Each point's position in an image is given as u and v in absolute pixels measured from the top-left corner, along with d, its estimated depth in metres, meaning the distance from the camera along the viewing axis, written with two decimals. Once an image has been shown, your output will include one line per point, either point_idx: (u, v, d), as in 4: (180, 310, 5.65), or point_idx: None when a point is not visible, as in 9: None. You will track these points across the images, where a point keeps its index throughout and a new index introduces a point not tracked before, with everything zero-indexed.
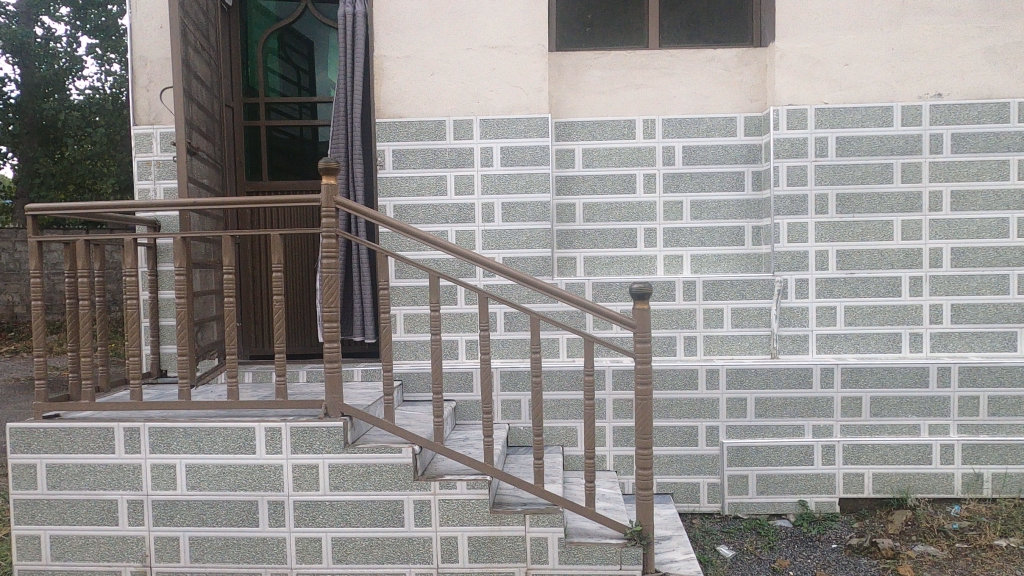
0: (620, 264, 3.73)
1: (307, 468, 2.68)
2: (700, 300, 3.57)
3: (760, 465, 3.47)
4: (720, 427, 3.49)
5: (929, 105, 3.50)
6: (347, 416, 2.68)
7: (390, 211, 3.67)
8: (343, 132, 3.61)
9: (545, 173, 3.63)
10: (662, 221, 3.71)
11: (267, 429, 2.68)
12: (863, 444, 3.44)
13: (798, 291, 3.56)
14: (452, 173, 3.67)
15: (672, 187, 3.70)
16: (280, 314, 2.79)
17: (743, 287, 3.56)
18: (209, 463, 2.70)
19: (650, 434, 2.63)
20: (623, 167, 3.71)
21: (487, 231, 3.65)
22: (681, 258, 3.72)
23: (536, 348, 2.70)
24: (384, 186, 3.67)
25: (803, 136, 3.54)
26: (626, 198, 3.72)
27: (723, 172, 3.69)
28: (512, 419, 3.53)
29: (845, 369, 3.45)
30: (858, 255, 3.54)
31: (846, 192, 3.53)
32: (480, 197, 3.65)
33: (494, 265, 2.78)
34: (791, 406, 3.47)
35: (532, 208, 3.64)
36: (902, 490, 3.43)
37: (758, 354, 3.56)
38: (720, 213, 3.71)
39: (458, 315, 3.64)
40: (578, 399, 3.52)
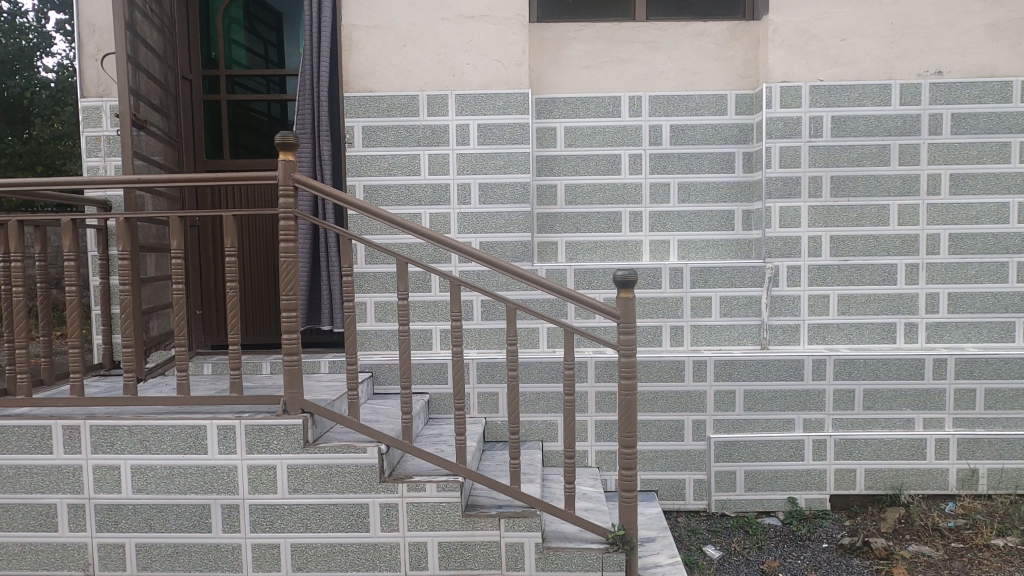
0: (604, 250, 3.53)
1: (264, 470, 2.47)
2: (688, 287, 3.40)
3: (749, 461, 3.32)
4: (707, 421, 3.32)
5: (929, 83, 3.32)
6: (307, 413, 2.48)
7: (360, 192, 3.45)
8: (309, 107, 3.37)
9: (525, 153, 3.42)
10: (648, 204, 3.52)
11: (220, 428, 2.47)
12: (857, 439, 3.29)
13: (790, 279, 3.38)
14: (426, 152, 3.44)
15: (659, 168, 3.50)
16: (235, 306, 2.55)
17: (733, 275, 3.38)
18: (156, 464, 2.48)
19: (634, 433, 2.44)
20: (607, 147, 3.50)
21: (462, 214, 3.44)
22: (668, 244, 3.53)
23: (513, 340, 2.50)
24: (353, 165, 3.44)
25: (797, 116, 3.35)
26: (610, 179, 3.52)
27: (713, 153, 3.49)
28: (489, 413, 3.34)
29: (838, 360, 3.30)
30: (853, 241, 3.37)
31: (841, 175, 3.36)
32: (456, 178, 3.44)
33: (468, 250, 2.57)
34: (782, 400, 3.32)
35: (511, 190, 3.43)
36: (895, 486, 3.29)
37: (747, 345, 3.39)
38: (709, 196, 3.52)
39: (432, 303, 3.44)
40: (558, 392, 3.33)
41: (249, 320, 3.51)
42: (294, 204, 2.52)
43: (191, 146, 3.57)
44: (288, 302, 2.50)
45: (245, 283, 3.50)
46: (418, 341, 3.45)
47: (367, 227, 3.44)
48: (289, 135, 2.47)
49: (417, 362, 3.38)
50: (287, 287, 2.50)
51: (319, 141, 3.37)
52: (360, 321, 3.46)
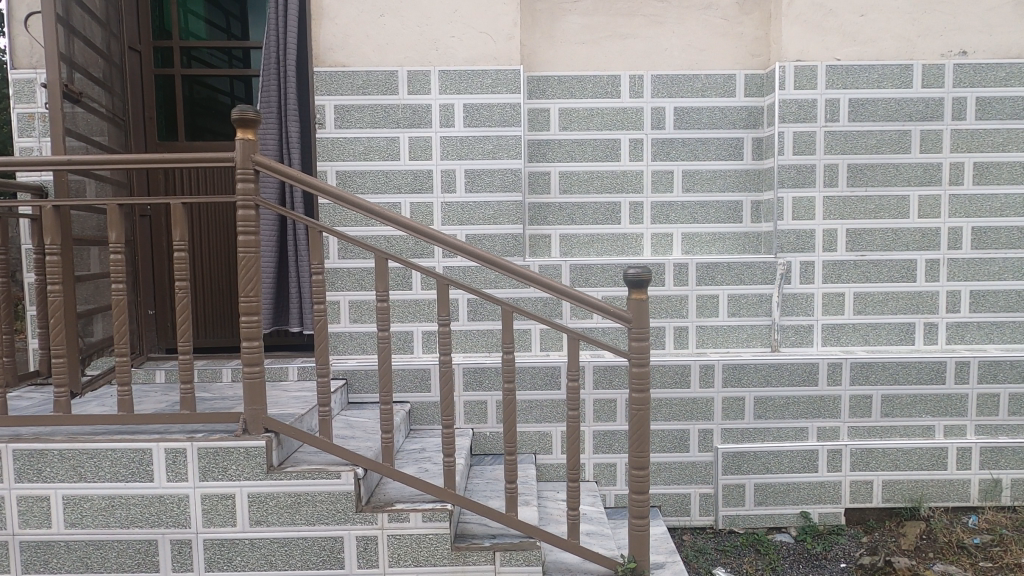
0: (601, 244, 3.24)
1: (220, 500, 2.13)
2: (693, 285, 3.12)
3: (759, 472, 3.06)
4: (715, 430, 3.06)
5: (952, 64, 3.07)
6: (271, 433, 2.16)
7: (332, 178, 3.10)
8: (275, 83, 3.00)
9: (516, 137, 3.10)
10: (650, 194, 3.22)
11: (168, 452, 2.12)
12: (873, 449, 3.06)
13: (803, 275, 3.12)
14: (406, 134, 3.10)
15: (662, 154, 3.20)
16: (186, 311, 2.18)
17: (741, 271, 3.11)
18: (93, 494, 2.13)
19: (646, 452, 2.16)
20: (605, 131, 3.19)
21: (447, 204, 3.12)
22: (671, 237, 3.24)
23: (510, 348, 2.18)
24: (325, 149, 3.09)
25: (812, 98, 3.07)
26: (609, 166, 3.21)
27: (720, 139, 3.21)
28: (477, 423, 3.04)
29: (855, 364, 3.05)
30: (870, 234, 3.12)
31: (858, 163, 3.10)
32: (439, 164, 3.10)
33: (456, 243, 2.23)
34: (795, 407, 3.06)
35: (500, 178, 3.11)
36: (914, 499, 3.06)
37: (756, 348, 3.13)
38: (716, 185, 3.23)
39: (413, 303, 3.13)
40: (553, 400, 3.04)
41: (206, 322, 3.17)
42: (255, 190, 2.16)
43: (141, 126, 3.18)
44: (247, 305, 2.14)
45: (200, 282, 3.15)
46: (398, 344, 3.12)
47: (341, 218, 3.09)
48: (248, 109, 2.10)
49: (397, 368, 3.05)
50: (245, 287, 2.14)
51: (288, 122, 3.02)
52: (334, 322, 3.12)
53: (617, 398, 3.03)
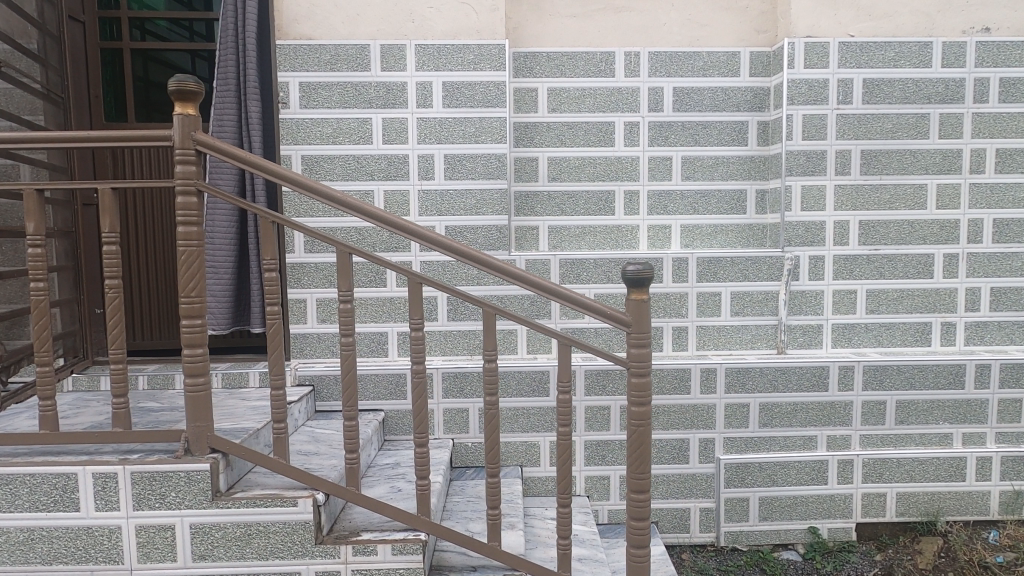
0: (593, 236, 2.97)
1: (158, 532, 1.85)
2: (693, 281, 2.86)
3: (764, 485, 2.82)
4: (717, 440, 2.81)
5: (975, 41, 2.82)
6: (218, 453, 1.88)
7: (297, 163, 2.81)
8: (233, 56, 2.69)
9: (501, 119, 2.82)
10: (647, 182, 2.96)
11: (97, 477, 1.83)
12: (887, 459, 2.82)
13: (812, 271, 2.88)
14: (379, 115, 2.80)
15: (660, 139, 2.94)
16: (117, 314, 1.89)
17: (746, 266, 2.86)
18: (10, 526, 1.84)
19: (646, 474, 1.90)
20: (598, 113, 2.92)
21: (424, 192, 2.83)
22: (669, 229, 2.98)
23: (492, 356, 1.90)
24: (289, 130, 2.79)
25: (824, 78, 2.82)
26: (602, 152, 2.94)
27: (722, 122, 2.95)
28: (457, 433, 2.78)
29: (868, 367, 2.81)
30: (884, 227, 2.88)
31: (872, 149, 2.85)
32: (416, 148, 2.82)
33: (432, 236, 1.95)
34: (803, 414, 2.82)
35: (483, 164, 2.83)
36: (931, 512, 2.83)
37: (762, 350, 2.89)
38: (718, 173, 2.97)
39: (387, 301, 2.85)
40: (540, 407, 2.78)
41: (159, 321, 2.89)
42: (197, 174, 1.86)
43: (85, 105, 2.87)
44: (188, 306, 1.85)
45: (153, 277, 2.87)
46: (371, 346, 2.85)
47: (307, 208, 2.81)
48: (188, 81, 1.80)
49: (370, 373, 2.77)
50: (185, 285, 1.85)
51: (248, 100, 2.72)
52: (300, 322, 2.84)
53: (611, 405, 2.78)
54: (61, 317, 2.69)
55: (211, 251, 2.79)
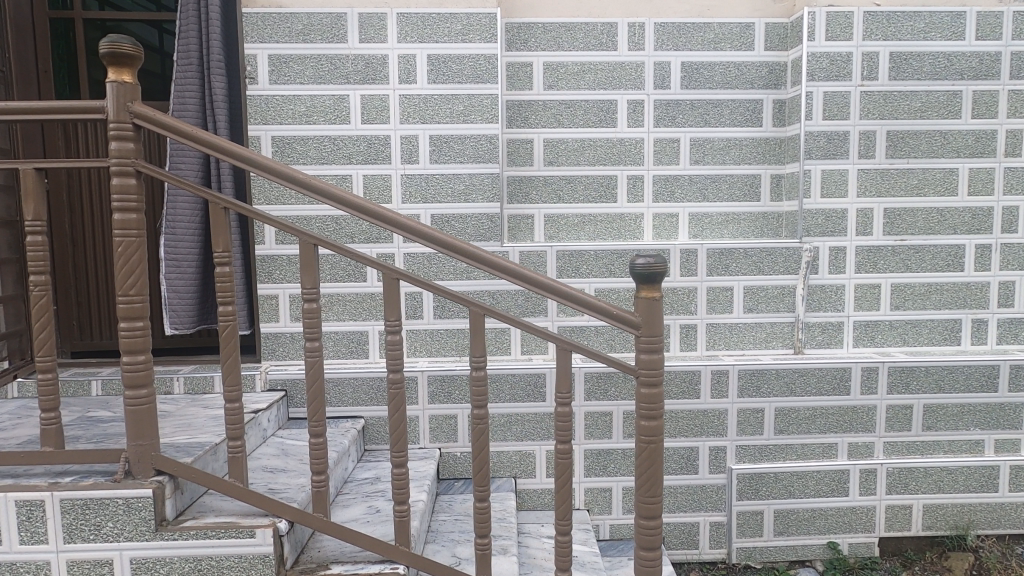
0: (594, 225, 2.71)
1: (95, 568, 1.60)
2: (703, 275, 2.61)
3: (780, 497, 2.59)
4: (729, 448, 2.57)
5: (1012, 11, 2.57)
6: (163, 476, 1.63)
7: (267, 145, 2.53)
8: (195, 28, 2.49)
9: (493, 96, 2.55)
10: (652, 166, 2.70)
11: (21, 506, 1.58)
12: (913, 468, 2.59)
13: (832, 263, 2.63)
14: (357, 91, 2.54)
15: (666, 119, 2.68)
16: (46, 315, 1.62)
17: (761, 259, 2.61)
18: None
19: (658, 498, 1.66)
20: (598, 90, 2.66)
21: (408, 177, 2.57)
22: (676, 217, 2.73)
23: (480, 364, 1.64)
24: (256, 109, 2.52)
25: (847, 51, 2.56)
26: (603, 133, 2.68)
27: (735, 100, 2.69)
28: (444, 442, 2.53)
29: (893, 368, 2.57)
30: (912, 214, 2.63)
31: (899, 130, 2.60)
32: (398, 128, 2.56)
33: (412, 226, 1.68)
34: (822, 420, 2.58)
35: (473, 145, 2.57)
36: (961, 526, 2.61)
37: (777, 350, 2.65)
38: (730, 156, 2.71)
39: (368, 298, 2.60)
40: (536, 414, 2.54)
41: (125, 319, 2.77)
42: (136, 152, 1.60)
43: (32, 81, 2.59)
44: (127, 307, 1.58)
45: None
46: (350, 347, 2.60)
47: (278, 196, 2.56)
48: (123, 42, 1.53)
49: (348, 377, 2.51)
50: (123, 282, 1.58)
51: (212, 76, 2.50)
52: (271, 320, 2.59)
53: (613, 411, 2.54)
54: (4, 316, 2.43)
55: (173, 243, 2.53)
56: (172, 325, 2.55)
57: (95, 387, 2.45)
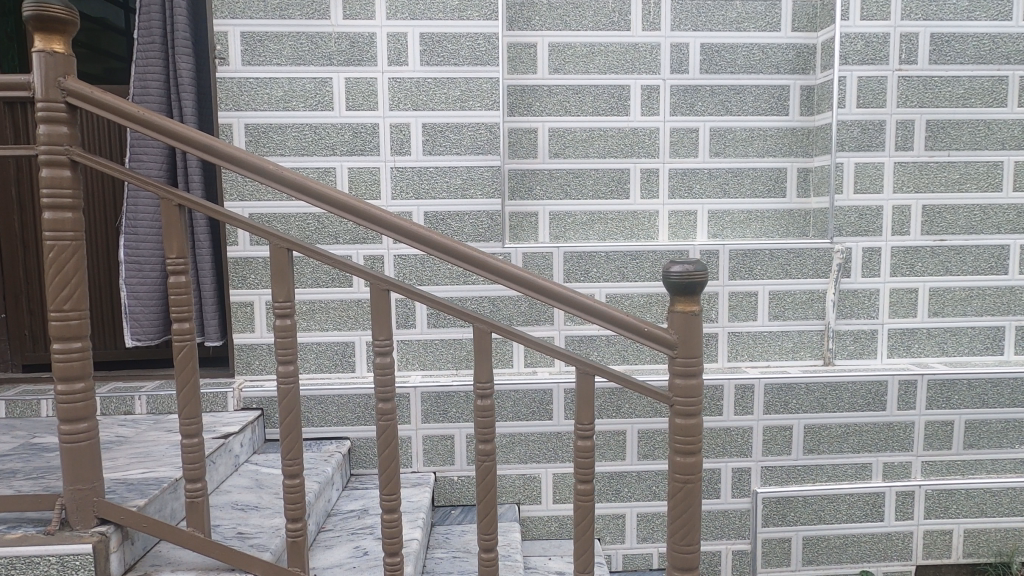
0: (604, 223, 2.46)
1: None
2: (725, 279, 2.37)
3: (809, 523, 2.35)
4: (754, 469, 2.34)
5: None
6: (107, 527, 1.37)
7: (239, 134, 2.26)
8: (157, 2, 2.24)
9: (493, 80, 2.29)
10: (668, 159, 2.45)
11: None
12: (954, 490, 2.37)
13: (866, 266, 2.40)
14: (341, 74, 2.26)
15: (684, 106, 2.43)
16: None
17: (788, 260, 2.37)
18: None
19: (695, 546, 1.41)
20: (608, 74, 2.40)
21: (398, 170, 2.31)
22: (694, 215, 2.48)
23: (486, 391, 1.38)
24: (228, 93, 2.24)
25: (884, 32, 2.32)
26: (615, 122, 2.42)
27: (758, 86, 2.45)
28: (440, 465, 2.28)
29: (933, 382, 2.34)
30: (952, 212, 2.40)
31: (939, 119, 2.37)
32: (388, 116, 2.29)
33: (404, 225, 1.40)
34: (856, 438, 2.35)
35: (471, 135, 2.31)
36: (1004, 553, 2.39)
37: (805, 361, 2.42)
38: (753, 148, 2.47)
39: (354, 305, 2.33)
40: (541, 433, 2.29)
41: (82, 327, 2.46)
42: (71, 138, 1.33)
43: None
44: (61, 325, 1.31)
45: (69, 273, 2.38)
46: (335, 360, 2.33)
47: (252, 192, 2.29)
48: (52, 3, 1.25)
49: (332, 394, 2.25)
50: (55, 295, 1.31)
51: (175, 56, 2.24)
52: (246, 330, 2.32)
53: (627, 430, 2.29)
54: None
55: (134, 244, 2.25)
56: (133, 336, 2.28)
57: (46, 407, 2.18)
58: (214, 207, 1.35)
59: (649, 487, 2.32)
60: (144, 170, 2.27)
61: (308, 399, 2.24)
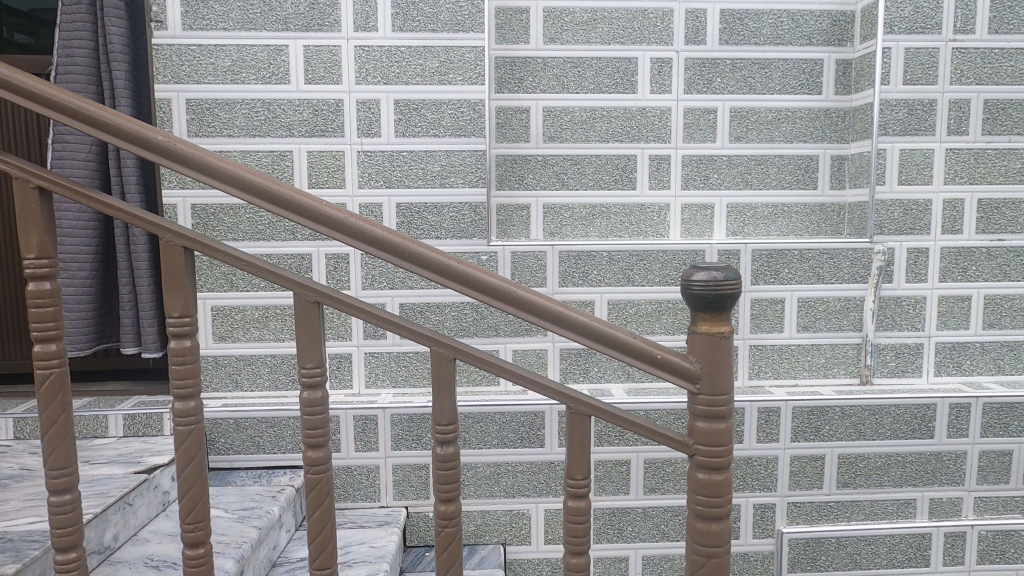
0: (606, 218, 2.13)
1: None
2: (746, 283, 2.04)
3: (843, 568, 2.02)
4: (779, 506, 2.01)
5: None
6: None
7: (179, 111, 1.93)
8: None
9: (477, 49, 1.95)
10: (681, 144, 2.11)
11: None
12: (1011, 531, 2.04)
13: (911, 269, 2.06)
14: (299, 41, 1.93)
15: (699, 83, 2.09)
16: None
17: (819, 262, 2.05)
18: None
19: None
20: (612, 45, 2.06)
21: (366, 154, 1.98)
22: (711, 209, 2.14)
23: (447, 435, 1.04)
24: (165, 62, 1.91)
25: None
26: (619, 100, 2.08)
27: (787, 59, 2.10)
28: (413, 500, 1.95)
29: (990, 405, 2.01)
30: (1012, 207, 2.06)
31: (998, 98, 2.03)
32: (354, 91, 1.96)
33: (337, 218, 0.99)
34: (898, 470, 2.02)
35: (452, 114, 1.97)
36: None
37: (838, 379, 2.09)
38: (780, 131, 2.13)
39: None
40: (532, 463, 1.96)
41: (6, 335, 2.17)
42: None
43: None
44: None
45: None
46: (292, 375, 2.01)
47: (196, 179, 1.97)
48: None
49: (286, 416, 1.92)
50: None
51: (105, 19, 1.92)
52: None
53: (632, 460, 1.96)
54: None
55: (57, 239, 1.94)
56: None
57: None
58: (83, 187, 1.00)
59: (656, 526, 1.99)
60: (71, 153, 1.95)
61: (258, 422, 1.92)
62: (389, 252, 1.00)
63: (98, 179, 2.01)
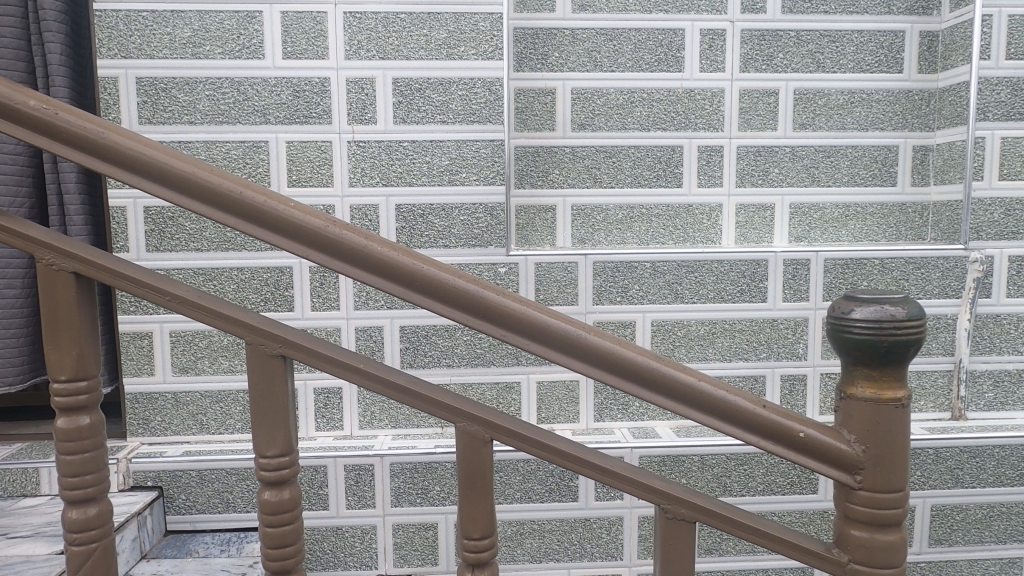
0: (646, 222, 1.78)
1: None
2: (817, 298, 1.70)
3: None
4: None
5: None
6: None
7: (129, 93, 1.58)
8: None
9: (494, 16, 1.60)
10: (735, 132, 1.76)
11: None
12: None
13: (1013, 282, 1.72)
14: (275, 7, 1.57)
15: (757, 59, 1.75)
16: None
17: (904, 274, 1.70)
18: None
19: None
20: (655, 14, 1.71)
21: (358, 144, 1.62)
22: (771, 210, 1.80)
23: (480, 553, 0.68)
24: (109, 33, 1.55)
25: None
26: (662, 79, 1.73)
27: (862, 31, 1.75)
28: (419, 566, 1.60)
29: None
30: None
31: None
32: (342, 68, 1.60)
33: (304, 224, 0.62)
34: (1002, 524, 1.68)
35: (462, 96, 1.62)
36: None
37: (925, 412, 1.75)
38: (853, 116, 1.78)
39: None
40: (563, 520, 1.61)
41: None
42: None
43: None
44: None
45: None
46: None
47: None
48: None
49: None
50: None
51: None
52: (142, 372, 1.63)
53: None
54: None
55: None
56: None
57: None
58: None
59: None
60: None
61: (227, 475, 1.56)
62: (391, 278, 0.63)
63: (31, 176, 1.64)
